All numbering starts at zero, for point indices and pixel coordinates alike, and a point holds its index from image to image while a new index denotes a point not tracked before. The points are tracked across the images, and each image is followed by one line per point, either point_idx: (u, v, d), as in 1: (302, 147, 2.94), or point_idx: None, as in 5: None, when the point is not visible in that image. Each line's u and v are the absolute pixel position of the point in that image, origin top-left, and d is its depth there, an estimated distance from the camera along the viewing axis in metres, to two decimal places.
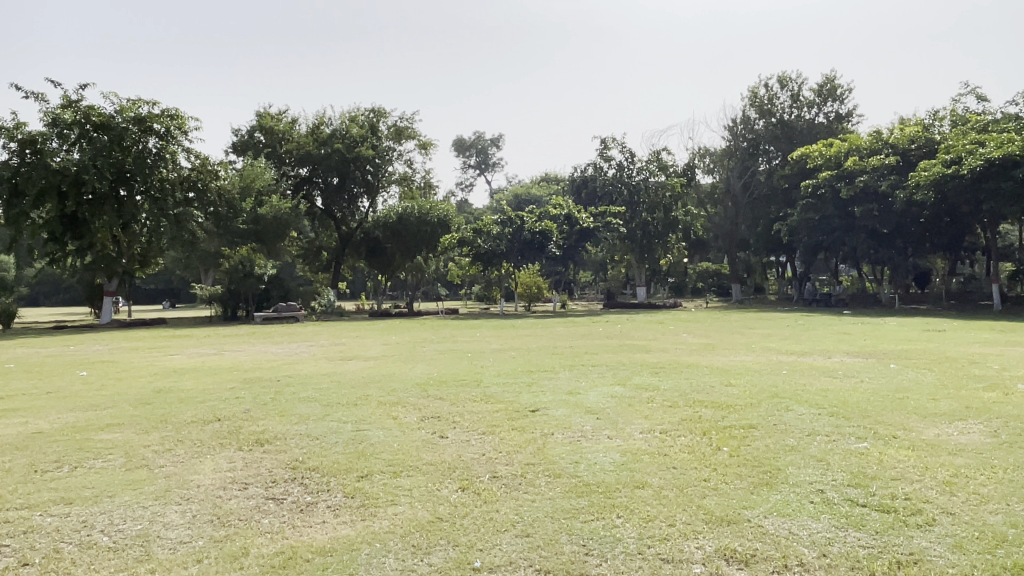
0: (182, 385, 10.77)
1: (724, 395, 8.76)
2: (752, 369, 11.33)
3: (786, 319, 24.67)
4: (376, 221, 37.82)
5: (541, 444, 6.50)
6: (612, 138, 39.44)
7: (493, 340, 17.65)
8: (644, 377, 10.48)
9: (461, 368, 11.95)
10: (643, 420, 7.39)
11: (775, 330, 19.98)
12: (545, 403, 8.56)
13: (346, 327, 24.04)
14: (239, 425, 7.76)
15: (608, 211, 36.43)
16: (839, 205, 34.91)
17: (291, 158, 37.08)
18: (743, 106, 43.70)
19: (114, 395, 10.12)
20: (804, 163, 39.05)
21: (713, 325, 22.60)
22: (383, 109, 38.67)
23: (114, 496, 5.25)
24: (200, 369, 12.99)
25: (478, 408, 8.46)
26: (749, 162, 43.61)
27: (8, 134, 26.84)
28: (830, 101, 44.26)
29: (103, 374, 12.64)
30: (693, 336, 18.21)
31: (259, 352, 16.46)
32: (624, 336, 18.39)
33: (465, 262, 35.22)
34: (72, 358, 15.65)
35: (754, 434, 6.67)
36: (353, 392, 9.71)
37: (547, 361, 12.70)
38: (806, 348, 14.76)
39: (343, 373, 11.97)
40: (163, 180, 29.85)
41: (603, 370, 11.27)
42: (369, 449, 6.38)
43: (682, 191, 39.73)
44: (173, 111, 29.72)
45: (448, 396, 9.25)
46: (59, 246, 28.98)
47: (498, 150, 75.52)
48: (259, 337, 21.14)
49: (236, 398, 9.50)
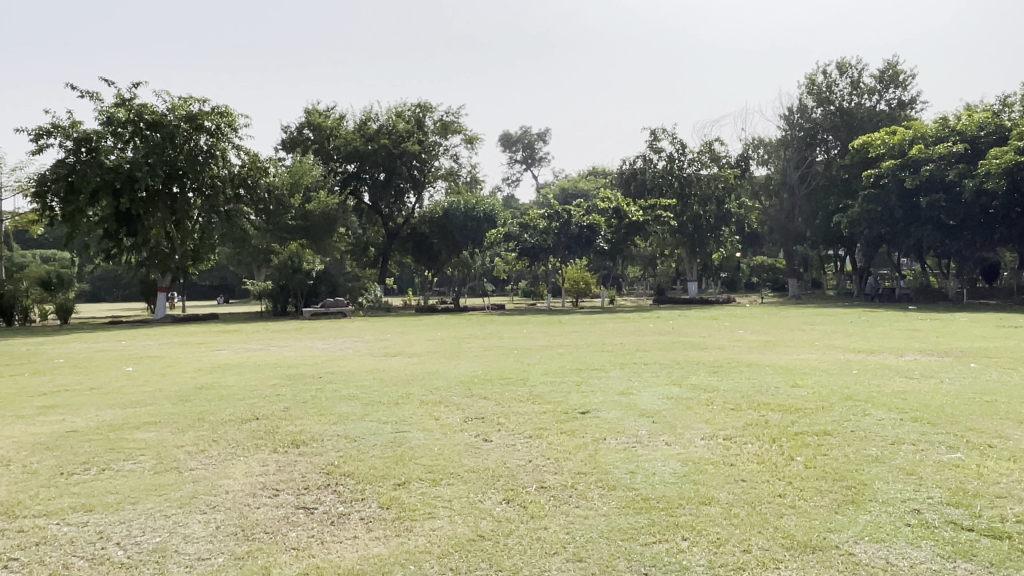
0: (224, 382, 10.57)
1: (792, 397, 8.13)
2: (818, 368, 10.59)
3: (847, 315, 23.59)
4: (423, 216, 37.73)
5: (593, 449, 5.99)
6: (662, 129, 38.57)
7: (540, 336, 17.15)
8: (701, 376, 9.86)
9: (508, 366, 11.47)
10: (705, 424, 6.82)
11: (837, 326, 19.00)
12: (596, 404, 8.04)
13: (393, 323, 23.86)
14: (276, 425, 7.44)
15: (657, 204, 35.58)
16: (903, 195, 33.44)
17: (339, 154, 37.16)
18: (799, 94, 42.23)
19: (154, 391, 9.93)
20: (864, 152, 37.53)
21: (770, 320, 21.72)
22: (429, 104, 38.43)
23: (136, 502, 4.92)
24: (243, 365, 12.82)
25: (525, 408, 7.99)
26: (806, 152, 42.12)
27: (64, 132, 27.45)
28: (892, 88, 42.46)
29: (148, 369, 12.56)
30: (749, 332, 17.41)
31: (304, 348, 16.27)
32: (678, 333, 17.69)
33: (512, 257, 34.75)
34: (122, 353, 15.71)
35: (830, 442, 6.03)
36: (395, 390, 9.33)
37: (597, 358, 12.18)
38: (874, 345, 13.91)
39: (386, 369, 11.63)
40: (214, 177, 30.18)
41: (656, 369, 10.68)
42: (409, 453, 5.97)
43: (735, 183, 38.61)
44: (223, 109, 29.94)
45: (493, 395, 8.80)
46: (113, 243, 29.49)
47: (546, 145, 74.84)
48: (305, 332, 21.04)
49: (276, 395, 9.22)
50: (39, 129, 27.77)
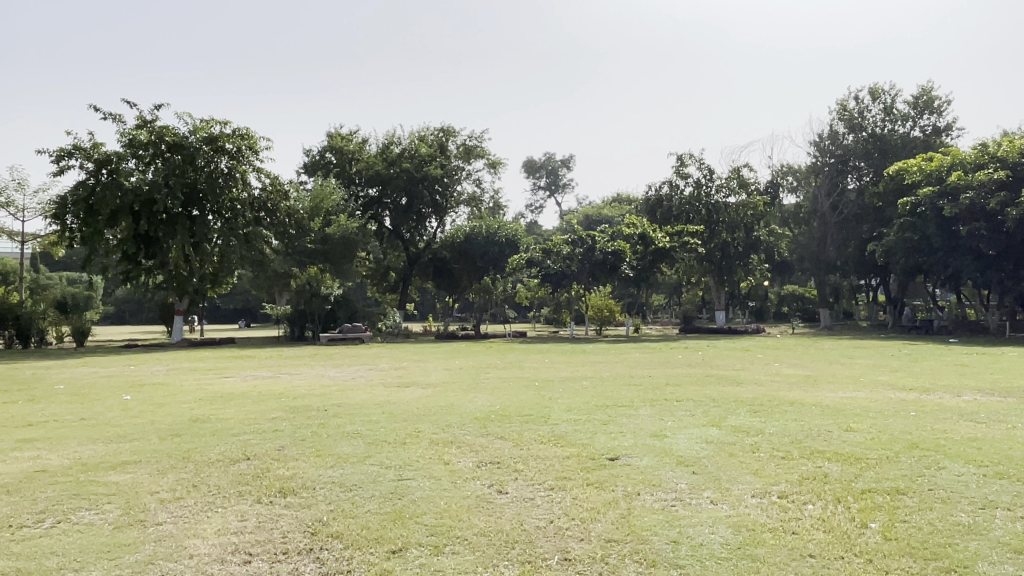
0: (222, 414, 9.80)
1: (849, 445, 7.18)
2: (871, 409, 9.57)
3: (887, 347, 22.39)
4: (444, 241, 37.30)
5: (626, 508, 5.10)
6: (688, 154, 37.80)
7: (563, 367, 16.22)
8: (742, 417, 8.90)
9: (528, 401, 10.56)
10: (755, 478, 5.90)
11: (880, 360, 17.85)
12: (626, 448, 7.12)
13: (411, 350, 23.09)
14: (267, 468, 6.64)
15: (684, 230, 34.71)
16: (942, 224, 32.21)
17: (361, 178, 36.74)
18: (830, 120, 41.29)
19: (146, 424, 9.16)
20: (899, 179, 36.39)
21: (806, 353, 20.59)
22: (452, 128, 38.02)
23: (80, 570, 4.14)
24: (247, 395, 12.06)
25: (546, 452, 7.11)
26: (837, 179, 41.03)
27: (85, 154, 27.31)
28: (927, 114, 41.36)
29: (148, 398, 11.84)
30: (786, 366, 16.32)
31: (315, 376, 15.48)
32: (709, 365, 16.66)
33: (534, 284, 33.81)
34: (125, 380, 15.04)
35: (906, 505, 5.10)
36: (403, 427, 8.49)
37: (626, 393, 11.25)
38: (925, 382, 12.82)
39: (397, 402, 10.79)
40: (234, 200, 29.80)
41: (690, 407, 9.73)
42: (410, 509, 5.13)
43: (765, 211, 37.62)
44: (243, 131, 29.68)
45: (510, 436, 7.94)
46: (132, 265, 29.23)
47: (570, 171, 74.15)
48: (319, 359, 20.33)
49: (273, 431, 8.41)
50: (61, 150, 27.70)
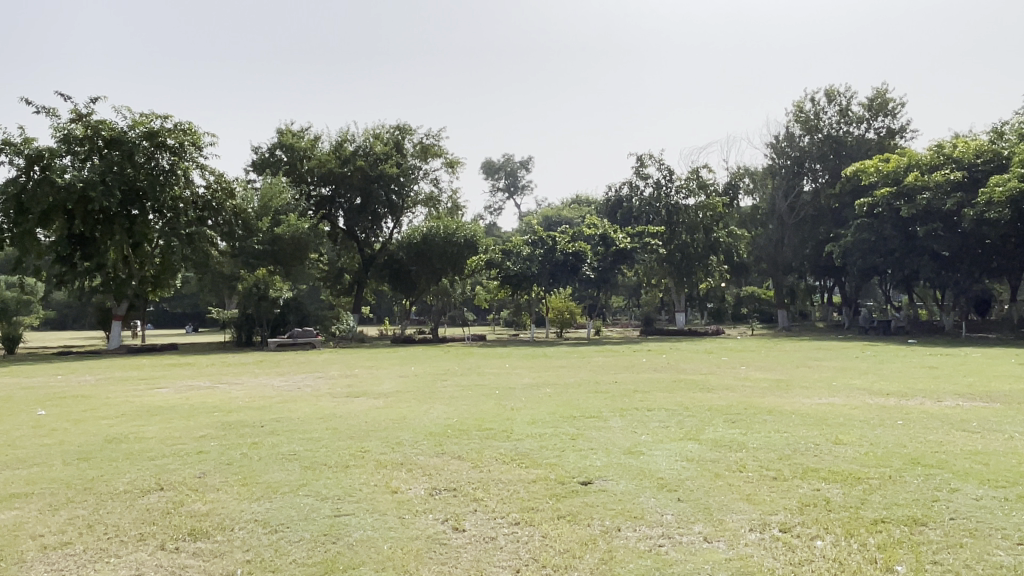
0: (145, 432, 8.72)
1: (843, 462, 6.49)
2: (854, 417, 8.96)
3: (850, 349, 22.13)
4: (400, 242, 36.31)
5: (607, 551, 4.28)
6: (648, 154, 37.42)
7: (524, 373, 15.39)
8: (720, 428, 8.18)
9: (488, 412, 9.70)
10: (749, 505, 5.15)
11: (848, 362, 17.47)
12: (599, 468, 6.29)
13: (365, 356, 22.05)
14: (182, 501, 5.65)
15: (645, 230, 34.27)
16: (899, 225, 32.38)
17: (313, 177, 35.41)
18: (786, 122, 41.36)
19: (53, 445, 8.02)
20: (856, 181, 36.60)
21: (772, 355, 20.16)
22: (408, 126, 36.93)
23: None
24: (178, 408, 10.95)
25: (508, 475, 6.25)
26: (794, 181, 41.08)
27: (15, 149, 25.56)
28: (881, 116, 41.81)
29: (64, 413, 10.60)
30: (754, 369, 15.79)
31: (258, 386, 14.37)
32: (675, 369, 15.98)
33: (494, 286, 32.86)
34: (46, 392, 13.68)
35: (929, 540, 4.39)
36: (348, 447, 7.55)
37: (592, 401, 10.46)
38: (901, 387, 12.33)
39: (344, 416, 9.81)
40: (177, 198, 28.31)
41: (664, 417, 8.97)
42: (347, 559, 4.23)
43: (725, 211, 37.39)
44: (186, 126, 28.24)
45: (468, 455, 7.08)
46: (67, 267, 27.52)
47: (528, 173, 73.49)
48: (266, 366, 19.13)
49: (199, 454, 7.39)
50: None
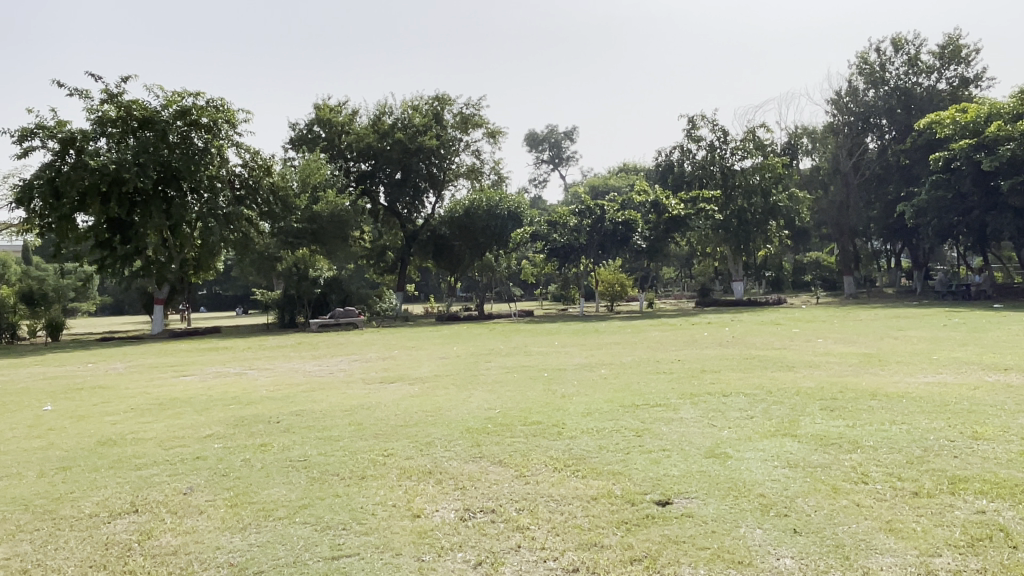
0: (145, 433, 7.63)
1: (997, 467, 4.99)
2: (980, 401, 7.37)
3: (935, 316, 20.02)
4: (442, 216, 35.09)
5: None
6: (701, 115, 35.39)
7: (575, 351, 14.06)
8: (820, 419, 6.69)
9: (536, 400, 8.38)
10: (898, 540, 3.75)
11: (938, 331, 15.59)
12: (678, 480, 4.92)
13: (407, 335, 20.98)
14: (153, 533, 4.48)
15: (700, 195, 32.38)
16: (979, 180, 29.82)
17: (352, 152, 34.31)
18: (849, 76, 38.60)
19: (37, 450, 6.99)
20: (931, 134, 33.83)
21: (849, 325, 18.31)
22: (447, 96, 35.40)
23: None
24: (193, 401, 9.92)
25: (561, 490, 4.92)
26: (858, 138, 38.36)
27: (48, 133, 25.06)
28: (954, 65, 38.74)
29: (72, 408, 9.67)
30: (833, 342, 14.11)
31: (289, 371, 13.34)
32: (743, 344, 14.37)
33: (540, 259, 31.38)
34: (66, 383, 12.87)
35: None
36: (369, 450, 6.32)
37: (656, 386, 9.05)
38: (1015, 360, 10.55)
39: (371, 408, 8.59)
40: (213, 178, 27.60)
41: (744, 405, 7.51)
42: None
43: (784, 172, 35.06)
44: (219, 103, 27.39)
45: (510, 460, 5.76)
46: (107, 252, 26.97)
47: (574, 143, 71.47)
48: (303, 349, 18.16)
49: (194, 461, 6.24)
50: (23, 130, 25.45)
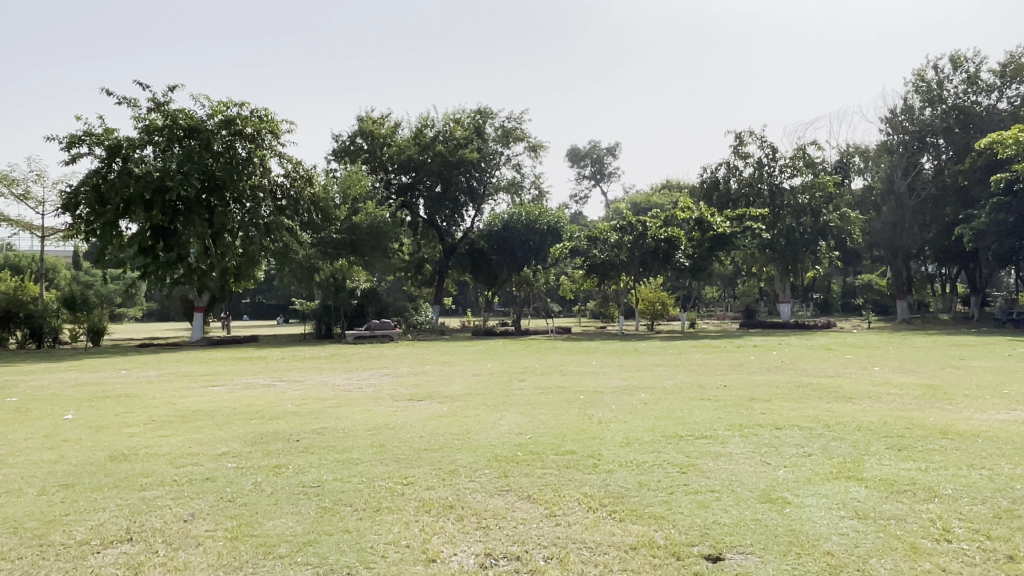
0: (159, 448, 7.26)
1: None
2: None
3: (997, 345, 18.85)
4: (481, 230, 34.81)
5: None
6: (748, 131, 34.49)
7: (614, 372, 13.45)
8: (888, 460, 6.00)
9: (570, 426, 7.83)
10: None
11: (1004, 362, 14.57)
12: (730, 529, 4.32)
13: (442, 350, 20.56)
14: (140, 568, 4.04)
15: (747, 213, 31.57)
16: None
17: (393, 164, 34.26)
18: (904, 94, 37.34)
19: (45, 463, 6.66)
20: (990, 154, 32.42)
21: (906, 352, 17.31)
22: (490, 109, 35.20)
23: None
24: (215, 413, 9.57)
25: (595, 535, 4.36)
26: (913, 158, 37.02)
27: (96, 140, 25.39)
28: (1015, 84, 37.25)
29: (93, 418, 9.41)
30: (890, 370, 13.24)
31: (317, 385, 12.97)
32: (793, 370, 13.58)
33: (579, 275, 30.73)
34: (94, 390, 12.70)
35: None
36: (388, 476, 5.84)
37: (701, 414, 8.40)
38: None
39: (396, 428, 8.13)
40: (255, 187, 27.69)
41: (800, 440, 6.85)
42: None
43: (835, 191, 33.97)
44: (263, 113, 27.45)
45: (540, 495, 5.22)
46: (149, 259, 27.17)
47: (617, 160, 70.83)
48: (335, 362, 17.84)
49: (203, 482, 5.82)
50: (71, 137, 25.84)
